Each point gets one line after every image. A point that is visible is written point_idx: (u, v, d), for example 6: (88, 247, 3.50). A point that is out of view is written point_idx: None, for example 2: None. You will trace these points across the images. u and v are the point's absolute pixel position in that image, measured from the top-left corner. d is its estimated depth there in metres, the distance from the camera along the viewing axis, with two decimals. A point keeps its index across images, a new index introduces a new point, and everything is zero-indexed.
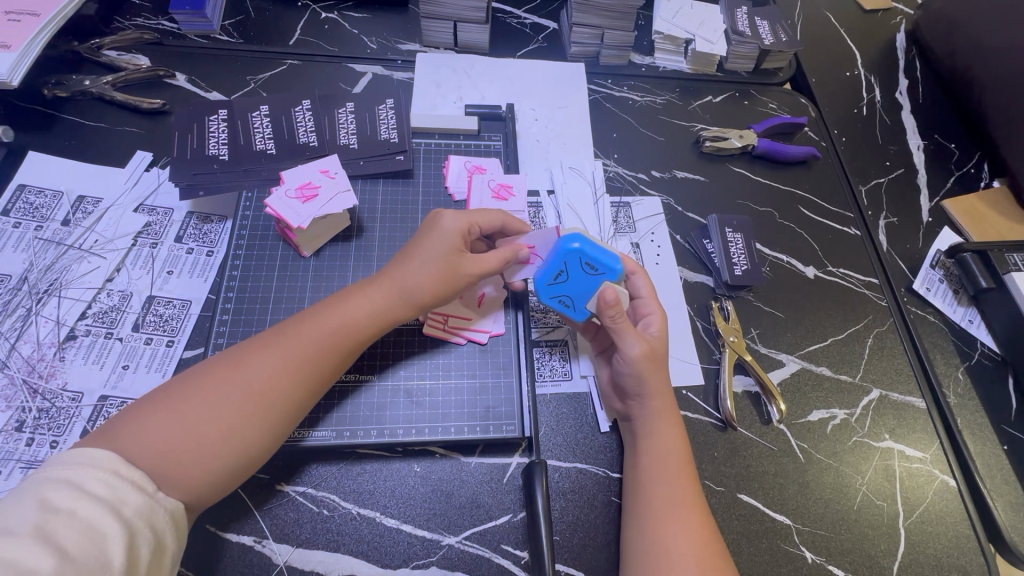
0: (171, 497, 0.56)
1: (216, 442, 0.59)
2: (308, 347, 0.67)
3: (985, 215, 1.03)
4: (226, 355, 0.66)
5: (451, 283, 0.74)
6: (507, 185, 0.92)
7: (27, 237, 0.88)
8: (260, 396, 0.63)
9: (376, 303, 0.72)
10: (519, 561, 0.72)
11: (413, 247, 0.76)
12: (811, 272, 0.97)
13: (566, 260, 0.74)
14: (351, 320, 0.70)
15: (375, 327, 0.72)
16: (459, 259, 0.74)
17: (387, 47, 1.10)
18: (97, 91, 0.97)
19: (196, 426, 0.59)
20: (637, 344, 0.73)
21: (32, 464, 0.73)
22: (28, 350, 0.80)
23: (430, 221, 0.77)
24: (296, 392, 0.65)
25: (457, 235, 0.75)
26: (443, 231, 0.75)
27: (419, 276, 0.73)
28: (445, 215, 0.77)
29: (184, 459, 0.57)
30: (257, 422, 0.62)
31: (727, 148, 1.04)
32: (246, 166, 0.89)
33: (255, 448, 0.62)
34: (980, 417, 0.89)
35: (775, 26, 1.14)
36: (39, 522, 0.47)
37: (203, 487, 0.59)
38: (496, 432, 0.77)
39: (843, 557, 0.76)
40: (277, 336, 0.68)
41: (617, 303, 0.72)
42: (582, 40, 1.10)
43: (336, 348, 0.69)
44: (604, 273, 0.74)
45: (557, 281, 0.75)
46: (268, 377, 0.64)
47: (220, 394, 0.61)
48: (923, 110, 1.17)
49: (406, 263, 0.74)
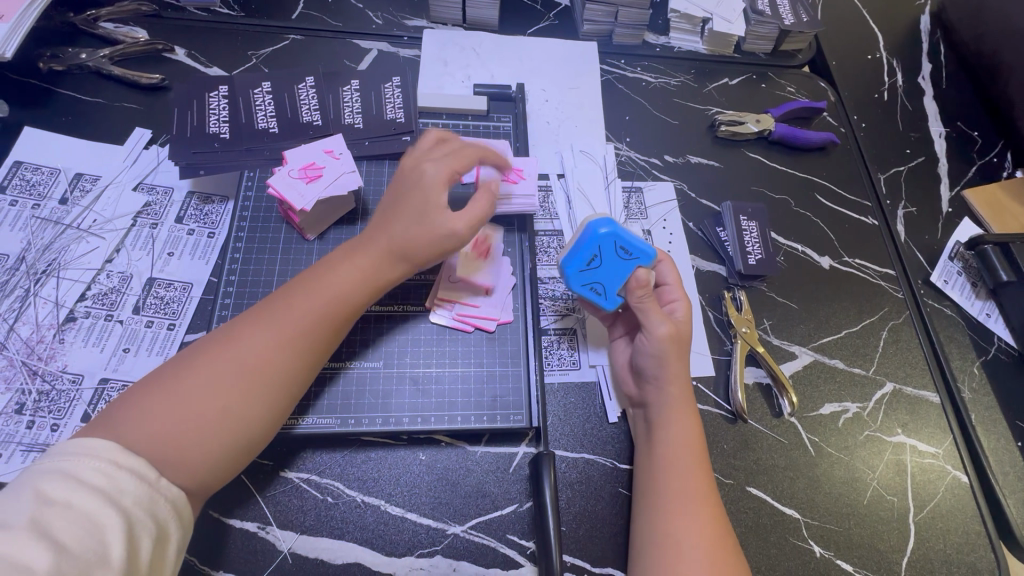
0: (177, 480, 0.55)
1: (216, 421, 0.58)
2: (303, 318, 0.65)
3: (1006, 206, 1.01)
4: (217, 332, 0.64)
5: (439, 238, 0.71)
6: (519, 170, 0.86)
7: (24, 216, 0.85)
8: (256, 368, 0.61)
9: (370, 269, 0.71)
10: (525, 552, 0.71)
11: (394, 205, 0.73)
12: (825, 262, 0.94)
13: (600, 245, 0.73)
14: (346, 290, 0.69)
15: (370, 293, 0.71)
16: (440, 212, 0.71)
17: (394, 22, 1.06)
18: (94, 64, 0.94)
19: (195, 405, 0.58)
20: (662, 324, 0.72)
21: (32, 448, 0.72)
22: (27, 332, 0.78)
23: (408, 173, 0.74)
24: (295, 362, 0.64)
25: (437, 185, 0.72)
26: (427, 185, 0.72)
27: (409, 236, 0.71)
28: (427, 166, 0.72)
29: (184, 442, 0.56)
30: (258, 396, 0.61)
31: (743, 132, 1.01)
32: (248, 144, 0.86)
33: (256, 423, 0.61)
34: (994, 412, 0.88)
35: (796, 5, 1.10)
36: (34, 515, 0.45)
37: (208, 467, 0.57)
38: (502, 421, 0.75)
39: (852, 552, 0.75)
40: (268, 310, 0.66)
41: (647, 284, 0.73)
42: (595, 18, 1.06)
43: (333, 318, 0.67)
44: (638, 257, 0.73)
45: (591, 265, 0.74)
46: (264, 351, 0.62)
47: (215, 371, 0.60)
48: (946, 96, 1.14)
49: (395, 223, 0.71)
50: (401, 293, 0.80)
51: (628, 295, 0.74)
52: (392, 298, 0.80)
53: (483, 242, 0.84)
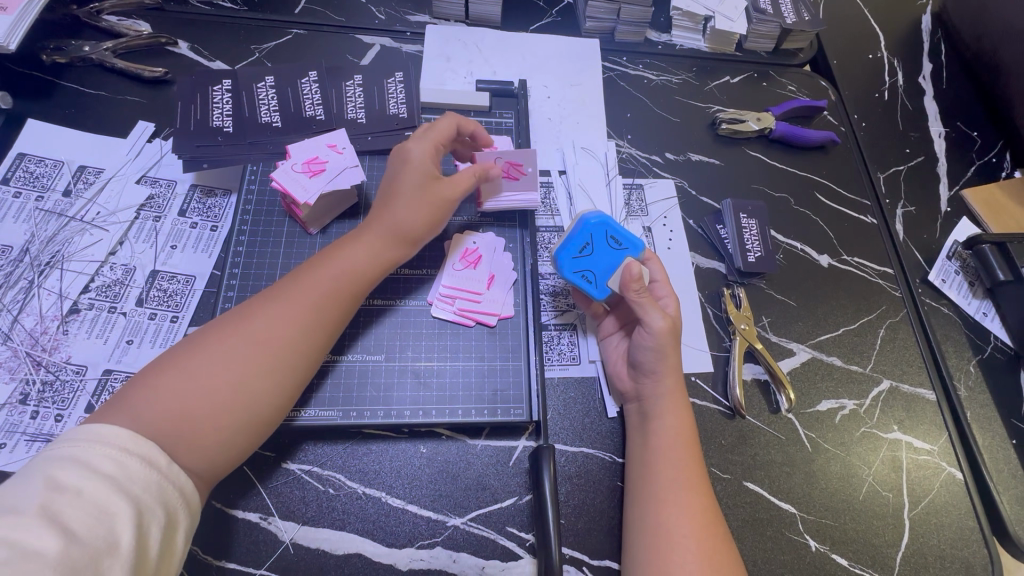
0: (187, 459, 0.56)
1: (224, 398, 0.59)
2: (309, 297, 0.66)
3: (1005, 206, 1.02)
4: (226, 316, 0.65)
5: (439, 208, 0.75)
6: (518, 164, 0.85)
7: (28, 208, 0.86)
8: (265, 347, 0.62)
9: (374, 245, 0.72)
10: (524, 544, 0.72)
11: (391, 183, 0.76)
12: (824, 261, 0.95)
13: (592, 233, 0.75)
14: (352, 270, 0.70)
15: (375, 268, 0.72)
16: (438, 183, 0.76)
17: (397, 18, 1.06)
18: (98, 57, 0.94)
19: (203, 383, 0.58)
20: (660, 318, 0.72)
21: (36, 438, 0.72)
22: (31, 323, 0.79)
23: (398, 154, 0.78)
24: (304, 342, 0.65)
25: (426, 158, 0.76)
26: (411, 159, 0.76)
27: (408, 207, 0.74)
28: (410, 143, 0.77)
29: (192, 420, 0.57)
30: (266, 375, 0.61)
31: (744, 131, 1.01)
32: (251, 138, 0.86)
33: (266, 402, 0.61)
34: (990, 410, 0.88)
35: (798, 4, 1.10)
36: (44, 502, 0.46)
37: (218, 446, 0.58)
38: (503, 415, 0.76)
39: (847, 546, 0.76)
40: (275, 293, 0.66)
41: (641, 278, 0.73)
42: (597, 15, 1.07)
43: (338, 297, 0.68)
44: (627, 248, 0.76)
45: (582, 253, 0.75)
46: (273, 330, 0.63)
47: (223, 350, 0.61)
48: (946, 95, 1.15)
49: (392, 200, 0.75)
50: (403, 287, 0.81)
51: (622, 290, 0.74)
52: (393, 292, 0.80)
53: (473, 253, 0.84)
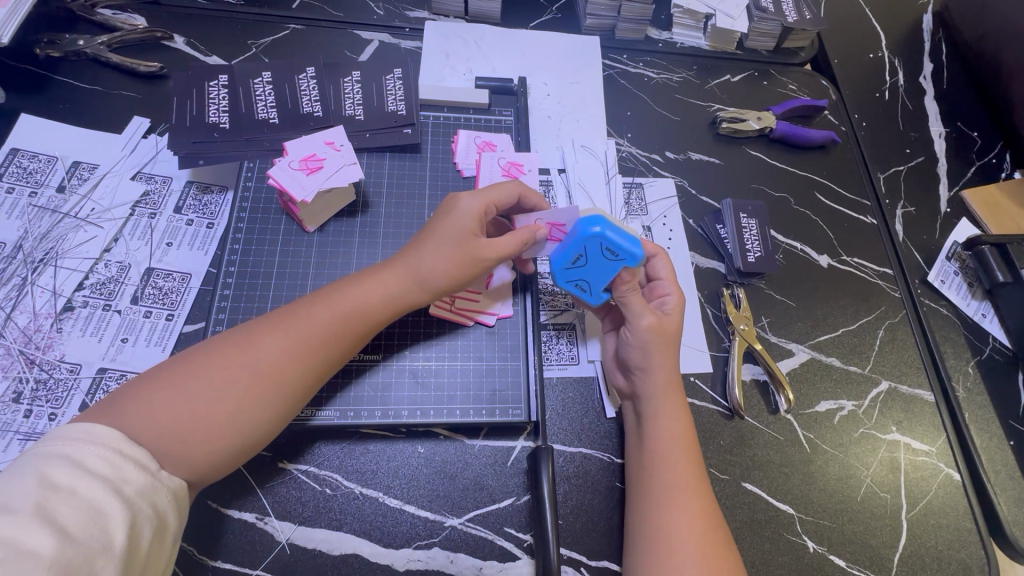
0: (174, 475, 0.55)
1: (224, 423, 0.58)
2: (316, 330, 0.65)
3: (1004, 206, 1.02)
4: (233, 333, 0.63)
5: (469, 267, 0.71)
6: (561, 226, 0.75)
7: (21, 204, 0.85)
8: (266, 377, 0.61)
9: (393, 291, 0.70)
10: (522, 544, 0.72)
11: (429, 230, 0.73)
12: (824, 261, 0.95)
13: (586, 244, 0.72)
14: (364, 308, 0.68)
15: (387, 315, 0.69)
16: (478, 242, 0.71)
17: (396, 13, 1.06)
18: (92, 51, 0.93)
19: (200, 407, 0.57)
20: (644, 316, 0.73)
21: (30, 437, 0.71)
22: (25, 320, 0.78)
23: (447, 203, 0.74)
24: (305, 375, 0.63)
25: (475, 218, 0.72)
26: (459, 215, 0.72)
27: (437, 261, 0.70)
28: (463, 197, 0.73)
29: (189, 439, 0.56)
30: (263, 405, 0.60)
31: (744, 130, 1.01)
32: (248, 135, 0.86)
33: (259, 429, 0.60)
34: (988, 411, 0.88)
35: (799, 2, 1.10)
36: (39, 501, 0.45)
37: (205, 467, 0.57)
38: (502, 415, 0.76)
39: (844, 547, 0.76)
40: (289, 316, 0.65)
41: (632, 280, 0.74)
42: (598, 12, 1.06)
43: (346, 333, 0.66)
44: (624, 259, 0.71)
45: (576, 263, 0.74)
46: (277, 363, 0.62)
47: (225, 377, 0.59)
48: (946, 95, 1.14)
49: (422, 247, 0.71)
50: None
51: (614, 290, 0.75)
52: None
53: None
